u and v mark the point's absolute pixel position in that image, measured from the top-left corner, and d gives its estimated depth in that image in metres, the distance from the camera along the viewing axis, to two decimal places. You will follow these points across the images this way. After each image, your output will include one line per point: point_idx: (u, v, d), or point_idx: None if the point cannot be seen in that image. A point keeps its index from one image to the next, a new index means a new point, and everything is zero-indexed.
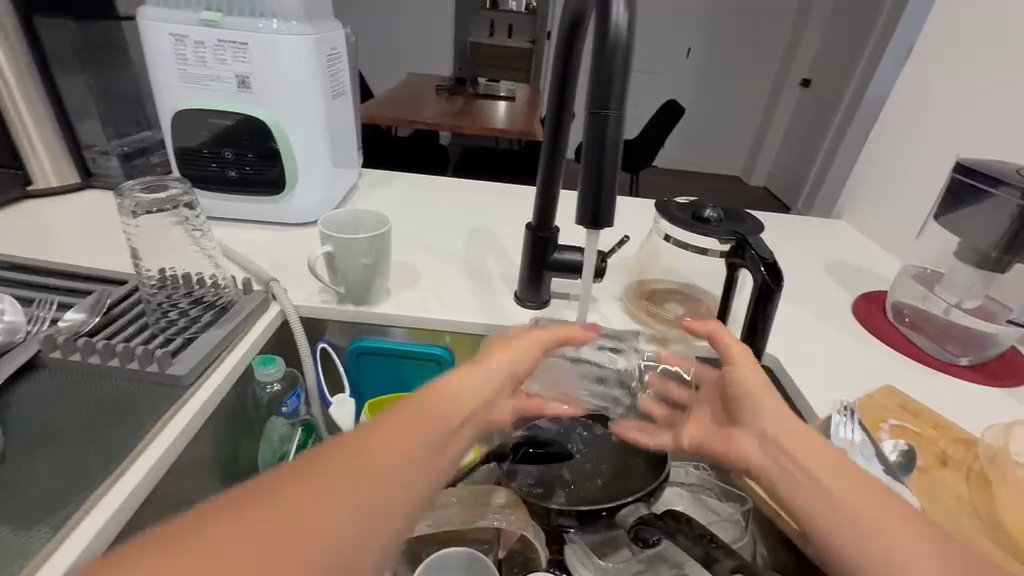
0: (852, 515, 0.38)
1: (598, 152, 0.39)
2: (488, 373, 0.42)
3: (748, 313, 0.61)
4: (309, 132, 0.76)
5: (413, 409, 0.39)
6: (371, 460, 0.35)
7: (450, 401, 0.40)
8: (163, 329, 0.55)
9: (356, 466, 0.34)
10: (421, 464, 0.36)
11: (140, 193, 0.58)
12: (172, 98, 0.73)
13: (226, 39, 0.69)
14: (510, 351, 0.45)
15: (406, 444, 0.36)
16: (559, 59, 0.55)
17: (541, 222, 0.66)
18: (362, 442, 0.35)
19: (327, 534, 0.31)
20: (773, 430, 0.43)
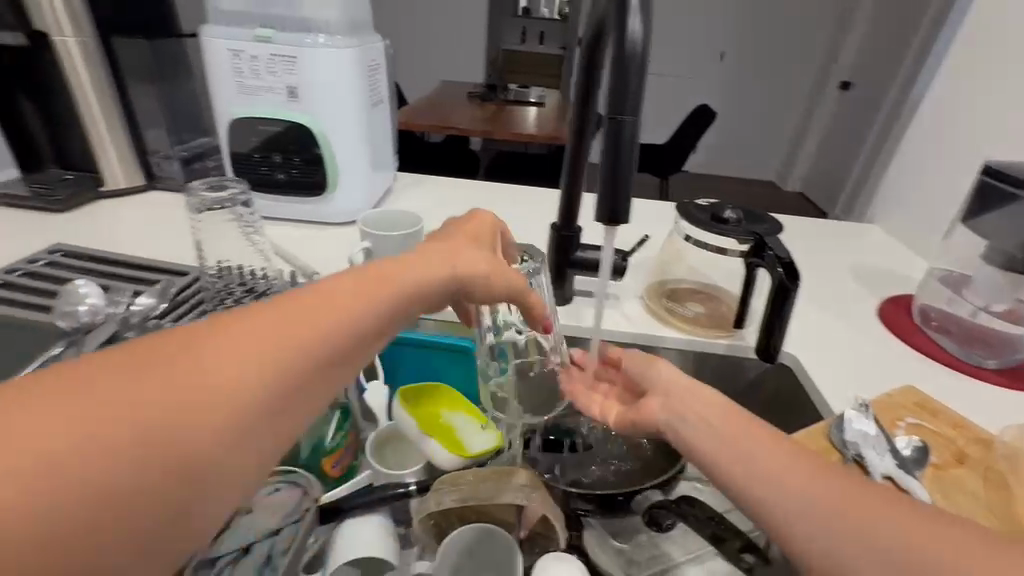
0: (757, 457, 0.38)
1: (615, 155, 0.43)
2: (395, 283, 0.38)
3: (766, 312, 0.63)
4: (349, 137, 0.82)
5: (339, 291, 0.35)
6: (281, 336, 0.32)
7: (346, 300, 0.35)
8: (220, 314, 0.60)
9: (264, 342, 0.31)
10: (339, 347, 0.34)
11: (203, 191, 0.64)
12: (228, 107, 0.80)
13: (278, 53, 0.75)
14: (449, 255, 0.44)
15: (325, 326, 0.33)
16: (582, 68, 0.59)
17: (565, 222, 0.69)
18: (274, 317, 0.32)
19: (223, 411, 0.29)
20: (686, 395, 0.45)
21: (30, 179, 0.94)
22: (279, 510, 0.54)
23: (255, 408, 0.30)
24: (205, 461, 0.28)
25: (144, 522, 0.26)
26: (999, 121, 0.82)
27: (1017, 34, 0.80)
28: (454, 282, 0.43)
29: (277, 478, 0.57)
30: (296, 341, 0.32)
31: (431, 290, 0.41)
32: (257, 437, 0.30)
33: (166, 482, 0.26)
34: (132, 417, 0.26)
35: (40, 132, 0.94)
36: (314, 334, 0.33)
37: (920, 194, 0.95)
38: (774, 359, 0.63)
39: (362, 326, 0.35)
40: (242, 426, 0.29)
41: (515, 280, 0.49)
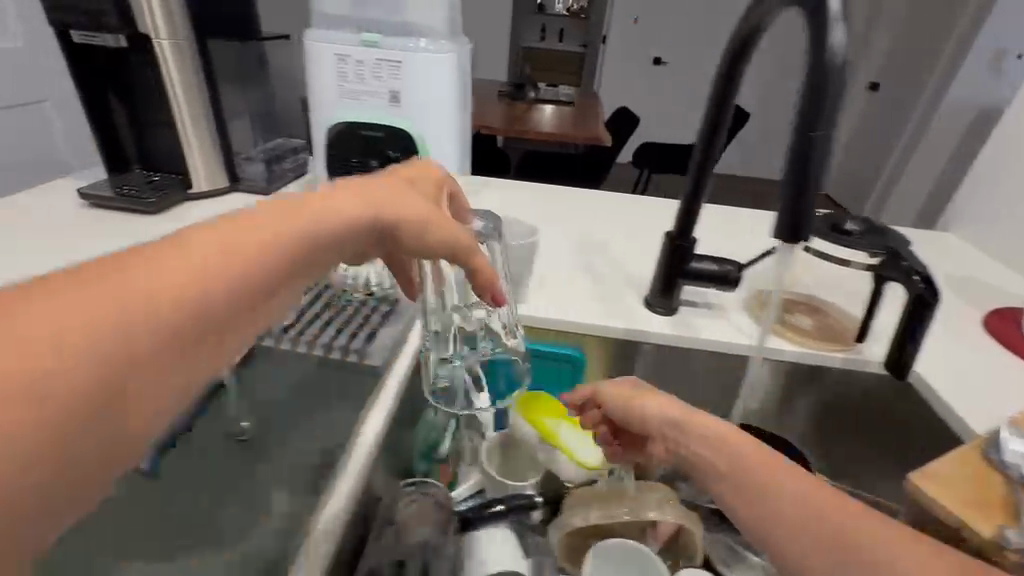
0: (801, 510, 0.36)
1: (804, 171, 0.42)
2: (302, 222, 0.30)
3: (899, 324, 0.62)
4: (446, 142, 0.81)
5: (265, 224, 0.29)
6: (195, 266, 0.25)
7: (245, 241, 0.27)
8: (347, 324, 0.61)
9: (172, 274, 0.24)
10: (269, 274, 0.28)
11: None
12: (328, 112, 0.79)
13: (383, 58, 0.75)
14: (388, 191, 0.37)
15: (252, 254, 0.27)
16: (721, 80, 0.59)
17: (681, 231, 0.69)
18: (183, 248, 0.25)
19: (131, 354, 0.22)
20: (732, 440, 0.43)
21: (116, 180, 0.94)
22: (427, 520, 0.55)
23: (168, 344, 0.23)
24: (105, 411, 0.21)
25: (27, 480, 0.19)
26: None
27: None
28: (398, 222, 0.37)
29: (412, 489, 0.58)
30: (218, 270, 0.25)
31: (370, 229, 0.35)
32: (175, 378, 0.24)
33: (60, 433, 0.20)
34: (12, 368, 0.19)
35: (127, 133, 0.94)
36: (202, 280, 0.25)
37: (1014, 204, 0.93)
38: (906, 372, 0.62)
39: (263, 273, 0.27)
40: (155, 364, 0.23)
41: (459, 232, 0.41)
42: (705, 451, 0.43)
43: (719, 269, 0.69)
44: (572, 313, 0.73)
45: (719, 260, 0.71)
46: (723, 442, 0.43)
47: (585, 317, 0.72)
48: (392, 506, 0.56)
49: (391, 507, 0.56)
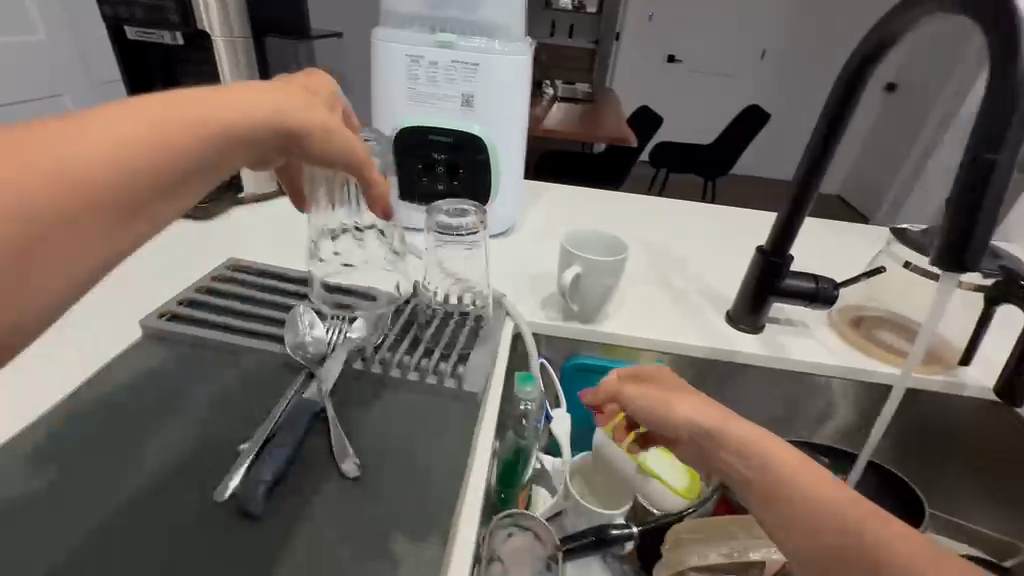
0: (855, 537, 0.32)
1: (985, 175, 0.41)
2: (197, 112, 0.31)
3: (1014, 347, 0.59)
4: (516, 147, 0.78)
5: (136, 110, 0.29)
6: (62, 146, 0.26)
7: (137, 125, 0.29)
8: (434, 344, 0.57)
9: (31, 151, 0.25)
10: (164, 159, 0.29)
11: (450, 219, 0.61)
12: (396, 115, 0.76)
13: (459, 60, 0.71)
14: (283, 96, 0.37)
15: (138, 144, 0.28)
16: (838, 94, 0.57)
17: (775, 248, 0.65)
18: (60, 130, 0.26)
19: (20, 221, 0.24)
20: (758, 441, 0.39)
21: None
22: (526, 559, 0.51)
23: (52, 214, 0.25)
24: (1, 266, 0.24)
25: None
26: None
27: None
28: (297, 128, 0.38)
29: (508, 520, 0.54)
30: (94, 150, 0.27)
31: (275, 130, 0.36)
32: (70, 247, 0.26)
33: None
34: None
35: None
36: (102, 162, 0.27)
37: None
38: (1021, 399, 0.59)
39: (167, 159, 0.29)
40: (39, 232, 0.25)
41: (354, 146, 0.44)
42: (738, 459, 0.39)
43: (815, 287, 0.66)
44: (655, 329, 0.69)
45: (814, 277, 0.67)
46: (747, 442, 0.39)
47: (670, 333, 0.69)
48: (489, 541, 0.52)
49: (489, 541, 0.52)
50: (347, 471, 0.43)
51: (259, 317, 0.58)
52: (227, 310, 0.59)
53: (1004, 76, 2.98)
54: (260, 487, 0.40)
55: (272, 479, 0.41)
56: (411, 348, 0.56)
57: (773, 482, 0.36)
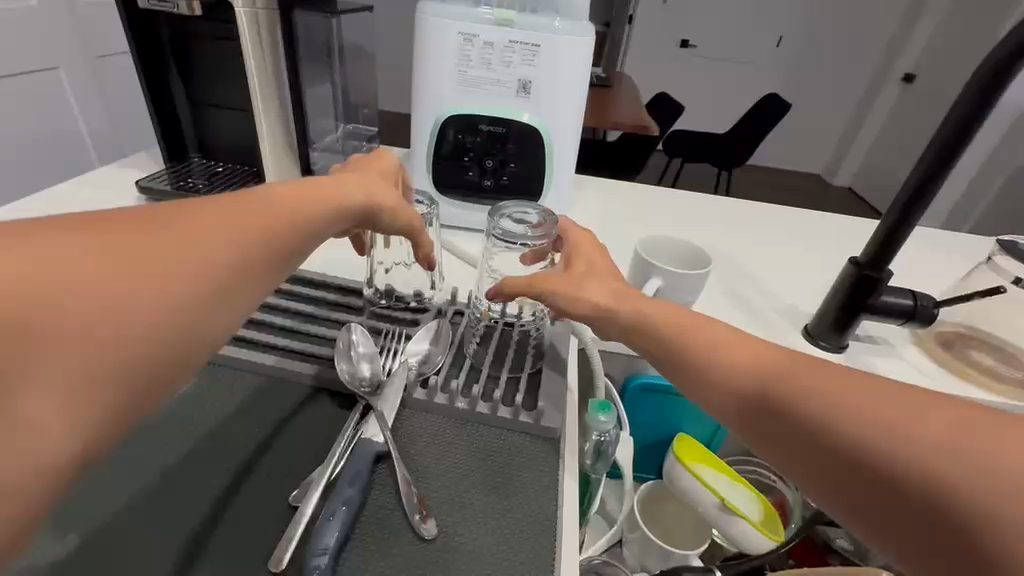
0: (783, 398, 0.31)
1: None
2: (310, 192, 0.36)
3: None
4: (573, 140, 0.70)
5: (277, 200, 0.33)
6: (214, 228, 0.29)
7: (270, 203, 0.33)
8: (501, 367, 0.49)
9: (199, 237, 0.28)
10: (286, 234, 0.33)
11: (512, 223, 0.51)
12: (441, 101, 0.67)
13: (518, 40, 0.63)
14: (369, 181, 0.42)
15: (267, 224, 0.32)
16: (975, 91, 0.49)
17: (873, 261, 0.58)
18: (209, 214, 0.29)
19: (188, 293, 0.26)
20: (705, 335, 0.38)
21: (174, 170, 0.82)
22: None
23: (206, 287, 0.27)
24: (167, 328, 0.25)
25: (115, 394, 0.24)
26: None
27: None
28: (379, 206, 0.42)
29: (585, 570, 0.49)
30: (258, 227, 0.31)
31: (361, 204, 0.40)
32: (214, 318, 0.28)
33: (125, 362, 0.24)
34: (58, 325, 0.22)
35: (188, 117, 0.82)
36: (247, 235, 0.30)
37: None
38: None
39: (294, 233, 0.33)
40: (199, 303, 0.27)
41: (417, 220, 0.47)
42: (706, 371, 0.37)
43: (913, 304, 0.60)
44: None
45: (910, 292, 0.61)
46: (705, 343, 0.38)
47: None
48: None
49: None
50: (424, 532, 0.36)
51: (299, 334, 0.50)
52: (261, 326, 0.51)
53: None
54: (323, 559, 0.33)
55: (334, 548, 0.34)
56: (475, 373, 0.49)
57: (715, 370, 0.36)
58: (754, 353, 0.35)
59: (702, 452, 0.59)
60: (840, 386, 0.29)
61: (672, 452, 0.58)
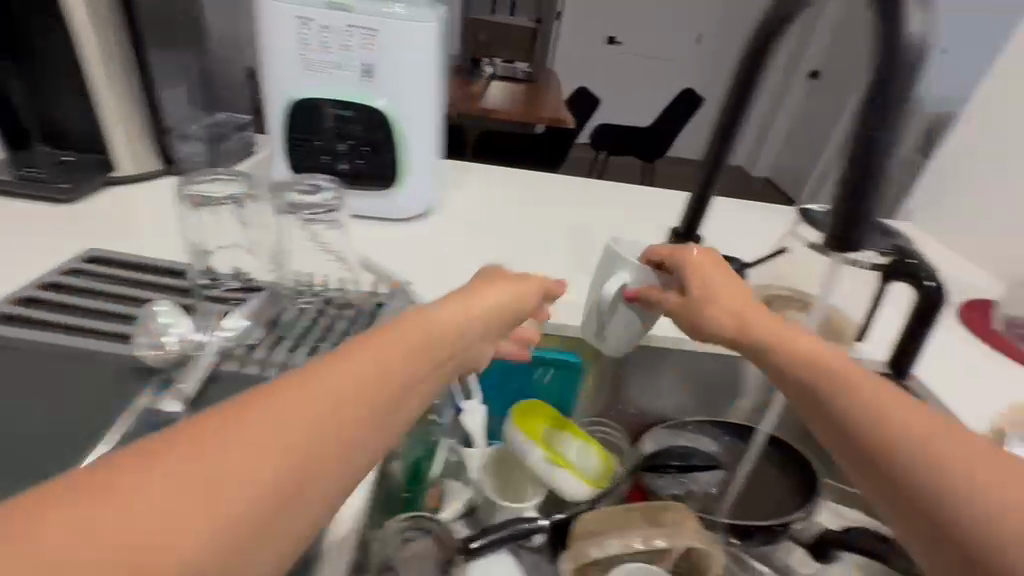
0: (868, 395, 0.37)
1: (862, 171, 0.38)
2: (419, 323, 0.34)
3: (903, 325, 0.61)
4: (425, 123, 0.73)
5: (439, 324, 0.35)
6: (329, 397, 0.28)
7: (391, 349, 0.32)
8: (310, 339, 0.52)
9: (364, 371, 0.30)
10: (438, 360, 0.34)
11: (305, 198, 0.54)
12: (287, 85, 0.68)
13: (354, 25, 0.65)
14: (476, 292, 0.41)
15: (385, 374, 0.31)
16: (741, 72, 0.55)
17: (688, 228, 0.64)
18: (391, 348, 0.32)
19: (346, 445, 0.28)
20: (773, 332, 0.44)
21: (18, 160, 0.78)
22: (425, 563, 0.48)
23: (311, 472, 0.26)
24: (330, 477, 0.27)
25: None
26: None
27: None
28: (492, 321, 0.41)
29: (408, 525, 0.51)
30: (363, 373, 0.30)
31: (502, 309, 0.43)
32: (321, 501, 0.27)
33: (272, 510, 0.25)
34: (236, 471, 0.24)
35: (29, 104, 0.78)
36: (365, 388, 0.29)
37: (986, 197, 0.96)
38: (906, 373, 0.62)
39: (409, 380, 0.32)
40: (304, 488, 0.26)
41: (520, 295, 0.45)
42: (777, 354, 0.43)
43: None
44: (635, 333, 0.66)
45: (729, 257, 0.66)
46: (792, 338, 0.43)
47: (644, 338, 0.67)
48: (383, 549, 0.49)
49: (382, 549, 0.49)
50: None
51: (111, 315, 0.50)
52: (74, 308, 0.50)
53: None
54: None
55: None
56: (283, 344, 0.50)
57: (786, 352, 0.43)
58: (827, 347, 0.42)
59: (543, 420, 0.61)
60: (893, 399, 0.36)
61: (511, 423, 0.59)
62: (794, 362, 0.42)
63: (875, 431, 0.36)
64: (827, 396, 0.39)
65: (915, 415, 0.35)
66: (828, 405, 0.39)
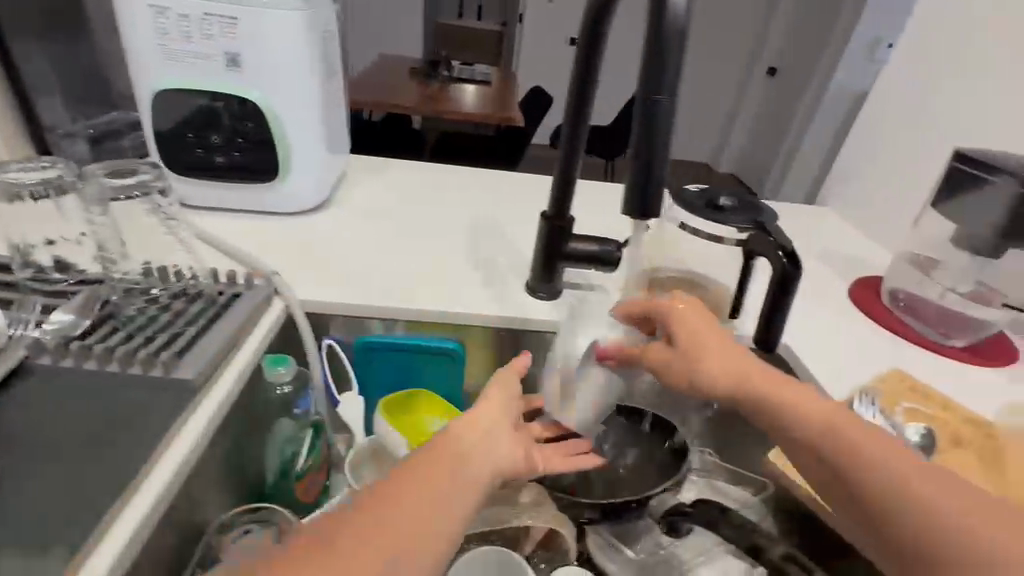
0: (864, 457, 0.40)
1: (647, 136, 0.37)
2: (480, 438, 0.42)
3: (766, 299, 0.62)
4: (302, 113, 0.72)
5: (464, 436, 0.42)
6: (407, 515, 0.36)
7: (448, 460, 0.40)
8: (139, 329, 0.50)
9: (444, 491, 0.38)
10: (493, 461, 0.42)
11: (105, 177, 0.51)
12: (153, 76, 0.68)
13: (213, 13, 0.64)
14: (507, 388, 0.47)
15: (447, 486, 0.39)
16: (581, 50, 0.54)
17: (556, 211, 0.64)
18: (429, 465, 0.39)
19: (422, 549, 0.36)
20: (774, 389, 0.44)
21: None
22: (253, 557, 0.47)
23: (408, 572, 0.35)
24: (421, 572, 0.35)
25: None
26: (961, 111, 0.85)
27: (975, 34, 0.84)
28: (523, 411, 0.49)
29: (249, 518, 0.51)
30: (441, 495, 0.38)
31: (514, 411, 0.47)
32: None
33: None
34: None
35: None
36: (441, 503, 0.38)
37: (889, 179, 0.97)
38: (772, 346, 0.63)
39: (468, 488, 0.40)
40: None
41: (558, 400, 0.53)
42: (759, 418, 0.45)
43: (599, 249, 0.67)
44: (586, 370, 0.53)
45: (601, 240, 0.68)
46: (778, 394, 0.44)
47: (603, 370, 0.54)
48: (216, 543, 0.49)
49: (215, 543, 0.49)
50: None
51: None
52: None
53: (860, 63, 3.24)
54: None
55: None
56: (109, 335, 0.49)
57: (771, 409, 0.44)
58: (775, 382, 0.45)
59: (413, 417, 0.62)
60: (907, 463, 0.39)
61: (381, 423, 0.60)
62: (788, 421, 0.43)
63: (873, 494, 0.39)
64: (838, 466, 0.40)
65: (882, 450, 0.40)
66: (841, 469, 0.40)
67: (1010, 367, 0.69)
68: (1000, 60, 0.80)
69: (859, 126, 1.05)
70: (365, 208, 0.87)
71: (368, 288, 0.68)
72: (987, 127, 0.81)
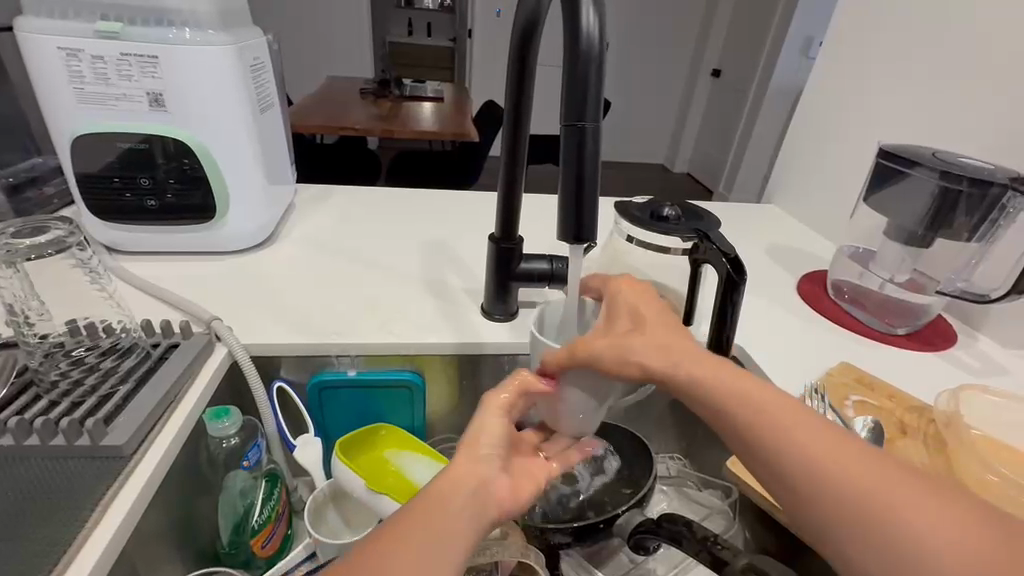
0: (804, 448, 0.38)
1: (577, 158, 0.38)
2: (473, 474, 0.38)
3: (715, 303, 0.62)
4: (237, 147, 0.69)
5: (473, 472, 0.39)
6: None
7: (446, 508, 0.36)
8: (65, 394, 0.48)
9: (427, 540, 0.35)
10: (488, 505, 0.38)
11: (12, 238, 0.48)
12: (72, 120, 0.65)
13: (130, 52, 0.62)
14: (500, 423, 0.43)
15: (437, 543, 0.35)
16: (513, 75, 0.54)
17: (503, 233, 0.64)
18: (432, 510, 0.36)
19: None
20: (728, 384, 0.42)
21: None
22: None
23: None
24: None
25: None
26: (888, 107, 0.89)
27: (892, 35, 0.88)
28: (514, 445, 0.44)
29: None
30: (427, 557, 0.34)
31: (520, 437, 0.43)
32: None
33: None
34: None
35: None
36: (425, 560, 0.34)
37: (827, 175, 1.01)
38: (725, 349, 0.63)
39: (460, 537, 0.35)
40: None
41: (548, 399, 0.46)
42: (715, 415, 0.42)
43: (549, 267, 0.67)
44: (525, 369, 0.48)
45: (550, 257, 0.68)
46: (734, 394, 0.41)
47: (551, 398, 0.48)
48: None
49: None
50: None
51: None
52: None
53: (795, 61, 3.38)
54: None
55: None
56: (31, 405, 0.46)
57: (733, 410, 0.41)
58: (751, 381, 0.42)
59: (377, 463, 0.61)
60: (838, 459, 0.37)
61: (341, 464, 0.58)
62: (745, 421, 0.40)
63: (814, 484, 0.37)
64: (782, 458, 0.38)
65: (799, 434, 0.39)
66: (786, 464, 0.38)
67: (950, 349, 0.72)
68: (914, 58, 0.85)
69: (795, 124, 1.09)
70: (314, 241, 0.84)
71: (316, 325, 0.65)
72: (911, 121, 0.85)
